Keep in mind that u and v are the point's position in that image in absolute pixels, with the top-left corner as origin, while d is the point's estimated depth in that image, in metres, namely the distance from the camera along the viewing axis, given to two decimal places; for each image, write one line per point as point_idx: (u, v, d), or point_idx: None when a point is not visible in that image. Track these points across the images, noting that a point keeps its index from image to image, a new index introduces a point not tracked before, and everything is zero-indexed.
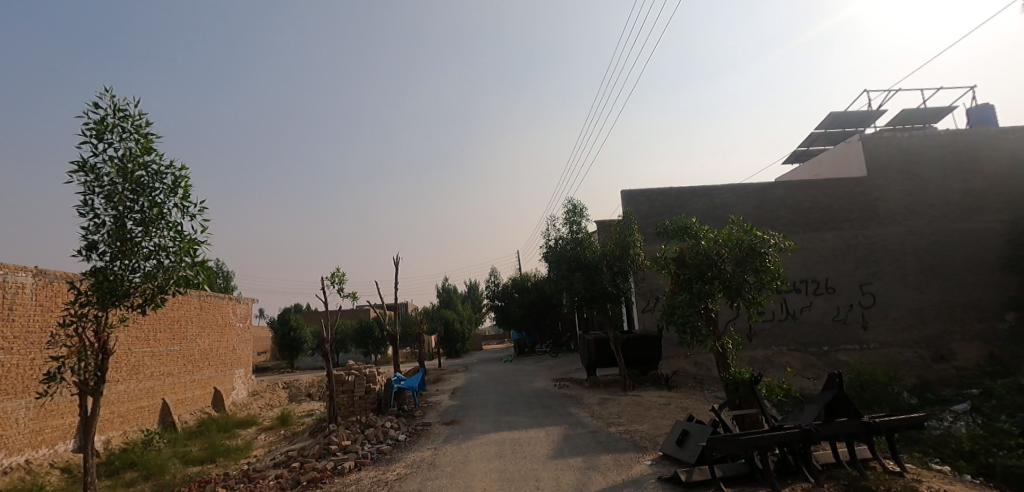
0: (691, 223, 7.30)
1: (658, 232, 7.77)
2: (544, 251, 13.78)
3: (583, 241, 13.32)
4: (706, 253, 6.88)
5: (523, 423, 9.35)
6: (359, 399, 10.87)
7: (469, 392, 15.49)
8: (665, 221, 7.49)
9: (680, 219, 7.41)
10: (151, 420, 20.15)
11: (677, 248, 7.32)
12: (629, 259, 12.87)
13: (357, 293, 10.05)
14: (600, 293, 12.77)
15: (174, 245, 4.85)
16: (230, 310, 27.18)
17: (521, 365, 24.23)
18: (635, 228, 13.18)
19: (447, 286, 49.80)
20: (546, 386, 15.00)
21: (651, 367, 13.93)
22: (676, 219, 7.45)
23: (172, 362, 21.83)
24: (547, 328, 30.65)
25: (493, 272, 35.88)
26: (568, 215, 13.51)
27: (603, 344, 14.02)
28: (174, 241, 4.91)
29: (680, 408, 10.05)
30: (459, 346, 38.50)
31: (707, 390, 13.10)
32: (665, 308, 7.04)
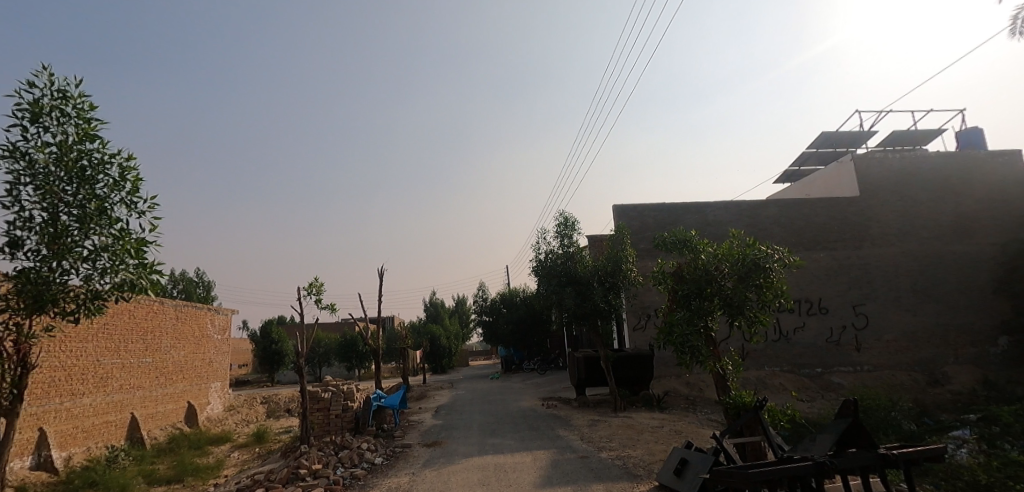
0: (691, 236, 6.88)
1: (655, 245, 7.36)
2: (534, 265, 13.33)
3: (574, 255, 12.90)
4: (706, 268, 6.47)
5: (508, 446, 8.82)
6: (335, 418, 10.26)
7: (453, 410, 14.89)
8: (662, 234, 7.08)
9: (679, 232, 7.00)
10: (118, 436, 19.25)
11: (676, 262, 6.89)
12: (621, 275, 12.48)
13: (336, 304, 9.49)
14: (591, 309, 12.35)
15: (113, 242, 4.41)
16: (208, 321, 26.34)
17: (507, 383, 23.63)
18: (627, 243, 12.83)
19: (434, 300, 49.08)
20: (534, 405, 14.46)
21: (642, 387, 13.47)
22: (674, 231, 7.04)
23: (143, 374, 20.99)
24: (535, 345, 30.10)
25: (481, 287, 35.33)
26: (559, 228, 13.10)
27: (593, 362, 13.53)
28: (114, 237, 4.46)
29: (673, 432, 9.59)
30: (445, 362, 37.73)
31: (699, 411, 12.67)
32: (662, 326, 6.58)
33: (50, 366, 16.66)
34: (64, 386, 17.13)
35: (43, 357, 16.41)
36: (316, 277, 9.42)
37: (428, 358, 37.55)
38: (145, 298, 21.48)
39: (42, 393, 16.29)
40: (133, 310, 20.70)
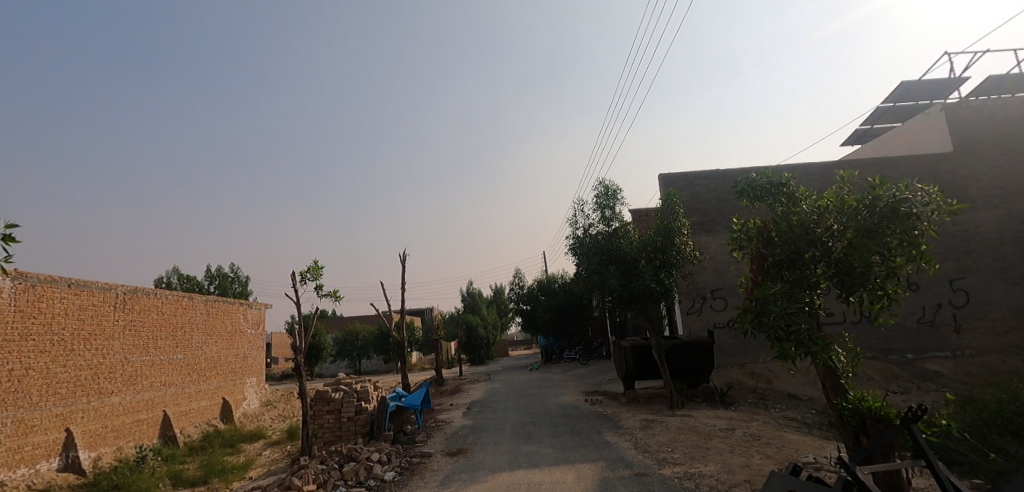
0: (785, 186, 5.18)
1: (736, 198, 5.69)
2: (572, 243, 11.60)
3: (618, 229, 11.09)
4: (803, 225, 4.77)
5: (546, 457, 7.24)
6: (347, 421, 8.97)
7: (487, 407, 13.46)
8: (747, 175, 5.47)
9: (770, 174, 5.38)
10: (150, 434, 18.76)
11: (765, 220, 5.18)
12: (673, 250, 10.71)
13: (339, 290, 8.18)
14: (640, 292, 10.61)
15: None
16: (241, 315, 25.84)
17: (548, 374, 22.13)
18: (680, 213, 11.02)
19: (471, 290, 47.96)
20: (576, 401, 12.89)
21: (701, 379, 11.68)
22: (761, 173, 5.43)
23: (174, 371, 20.50)
24: (575, 334, 28.47)
25: (518, 274, 33.93)
26: (599, 199, 11.35)
27: (643, 352, 11.76)
28: None
29: (748, 436, 7.82)
30: (484, 352, 36.60)
31: (772, 408, 10.82)
32: (748, 304, 4.86)
33: (75, 366, 16.03)
34: (91, 385, 16.57)
35: (67, 356, 15.78)
36: (315, 259, 8.06)
37: (465, 348, 36.52)
38: (172, 293, 20.86)
39: (69, 393, 15.73)
40: (161, 306, 20.12)
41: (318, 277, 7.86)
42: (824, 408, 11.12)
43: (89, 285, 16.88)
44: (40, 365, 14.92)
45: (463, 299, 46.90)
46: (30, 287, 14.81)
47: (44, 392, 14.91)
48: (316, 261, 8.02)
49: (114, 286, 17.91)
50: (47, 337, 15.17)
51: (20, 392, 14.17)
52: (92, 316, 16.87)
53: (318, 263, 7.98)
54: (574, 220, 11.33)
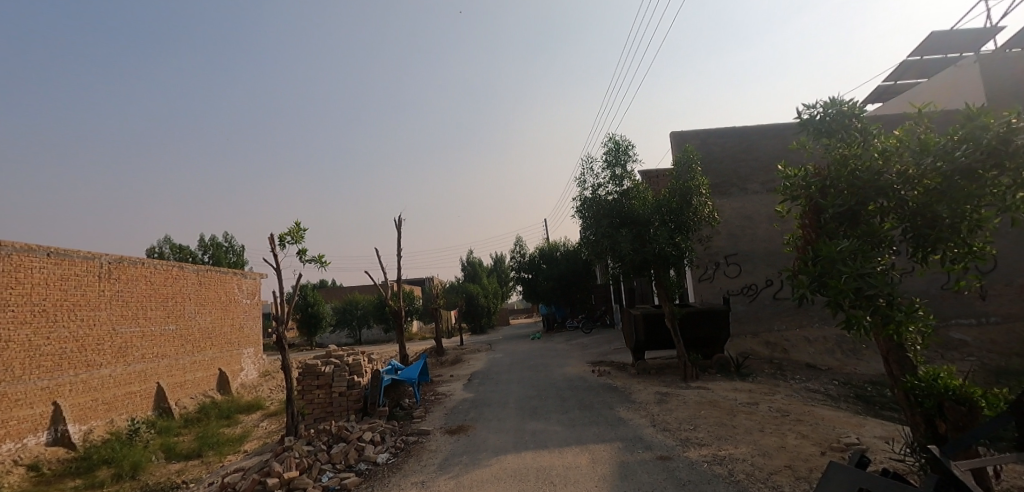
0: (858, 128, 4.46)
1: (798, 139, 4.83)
2: (579, 205, 10.73)
3: (630, 189, 10.24)
4: (870, 171, 4.04)
5: (555, 436, 6.60)
6: (338, 396, 8.32)
7: (489, 379, 12.89)
8: (804, 109, 4.71)
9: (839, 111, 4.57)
10: (143, 406, 18.24)
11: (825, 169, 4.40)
12: (689, 210, 9.92)
13: (324, 255, 7.41)
14: (653, 256, 9.81)
15: None
16: (235, 285, 25.16)
17: (551, 344, 21.59)
18: (697, 172, 10.17)
19: (471, 259, 47.32)
20: (583, 372, 12.30)
21: (716, 349, 11.04)
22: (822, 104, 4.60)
23: (167, 342, 19.91)
24: (578, 302, 27.95)
25: (519, 242, 33.24)
26: (609, 156, 10.45)
27: (655, 321, 11.06)
28: None
29: (775, 412, 7.18)
30: (485, 321, 36.16)
31: (792, 380, 10.21)
32: (807, 266, 4.05)
33: (59, 337, 15.33)
34: (78, 357, 15.91)
35: (50, 328, 15.07)
36: (297, 222, 7.30)
37: (466, 317, 36.09)
38: (161, 262, 20.10)
39: (53, 365, 15.05)
40: (149, 275, 19.38)
41: (297, 239, 7.08)
42: (846, 379, 10.51)
43: (70, 254, 16.00)
44: (21, 337, 14.18)
45: (463, 268, 46.28)
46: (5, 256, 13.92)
47: (26, 365, 14.26)
48: (299, 223, 7.25)
49: (97, 254, 17.08)
50: (26, 309, 14.42)
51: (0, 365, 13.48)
52: (75, 286, 16.11)
53: (300, 224, 7.20)
54: (581, 180, 10.46)
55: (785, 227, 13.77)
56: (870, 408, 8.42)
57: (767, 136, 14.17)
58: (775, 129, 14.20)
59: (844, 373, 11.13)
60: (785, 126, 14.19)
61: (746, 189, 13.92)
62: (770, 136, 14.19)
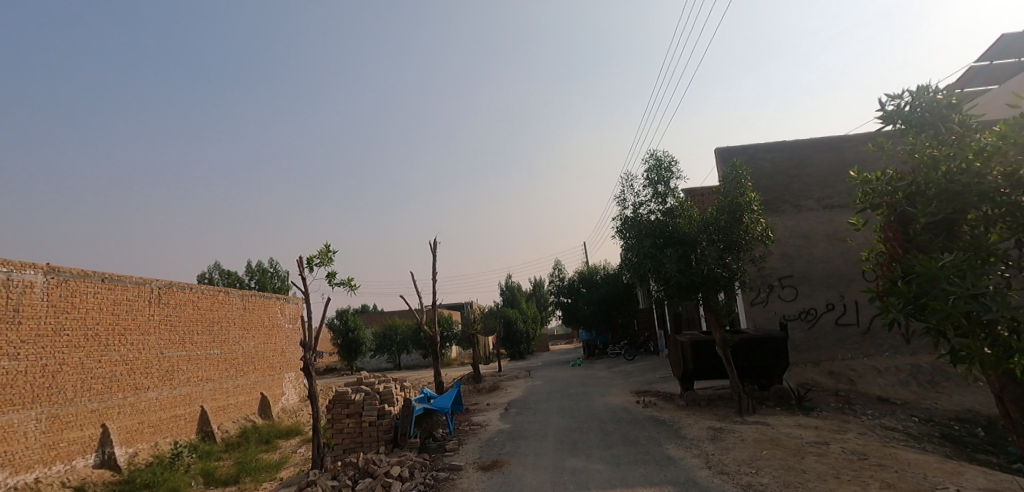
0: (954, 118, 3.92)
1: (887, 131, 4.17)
2: (619, 225, 10.17)
3: (674, 207, 9.63)
4: (970, 174, 3.53)
5: (599, 477, 6.00)
6: (368, 426, 7.96)
7: (528, 408, 12.31)
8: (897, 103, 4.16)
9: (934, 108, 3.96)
10: (188, 430, 18.38)
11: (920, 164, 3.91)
12: (739, 228, 9.20)
13: (354, 279, 7.13)
14: (701, 278, 9.11)
15: None
16: (278, 310, 25.52)
17: (592, 371, 20.78)
18: (748, 187, 9.48)
19: (510, 283, 46.96)
20: (627, 402, 11.59)
21: (773, 380, 10.17)
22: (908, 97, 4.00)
23: (211, 366, 20.20)
24: (620, 328, 27.07)
25: (558, 266, 32.72)
26: (651, 173, 9.89)
27: (705, 349, 10.30)
28: None
29: (849, 454, 6.37)
30: (524, 347, 35.54)
31: (862, 416, 9.25)
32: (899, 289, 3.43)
33: (110, 361, 15.61)
34: (127, 380, 16.17)
35: (102, 352, 15.36)
36: (327, 244, 7.07)
37: (505, 342, 35.55)
38: (208, 287, 20.56)
39: (103, 388, 15.27)
40: (197, 300, 19.81)
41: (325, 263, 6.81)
42: (926, 416, 9.44)
43: (122, 280, 16.44)
44: (74, 361, 14.44)
45: (502, 292, 45.93)
46: (62, 282, 14.34)
47: (78, 388, 14.41)
48: (329, 246, 7.00)
49: (148, 280, 17.54)
50: (80, 333, 14.72)
51: (54, 387, 13.70)
52: (126, 311, 16.47)
53: (328, 247, 6.92)
54: (621, 199, 9.93)
55: (845, 247, 12.81)
56: (960, 451, 7.44)
57: (822, 150, 13.33)
58: (831, 142, 13.34)
59: (922, 408, 10.03)
60: (842, 139, 13.33)
61: (801, 207, 13.06)
62: (826, 150, 13.33)
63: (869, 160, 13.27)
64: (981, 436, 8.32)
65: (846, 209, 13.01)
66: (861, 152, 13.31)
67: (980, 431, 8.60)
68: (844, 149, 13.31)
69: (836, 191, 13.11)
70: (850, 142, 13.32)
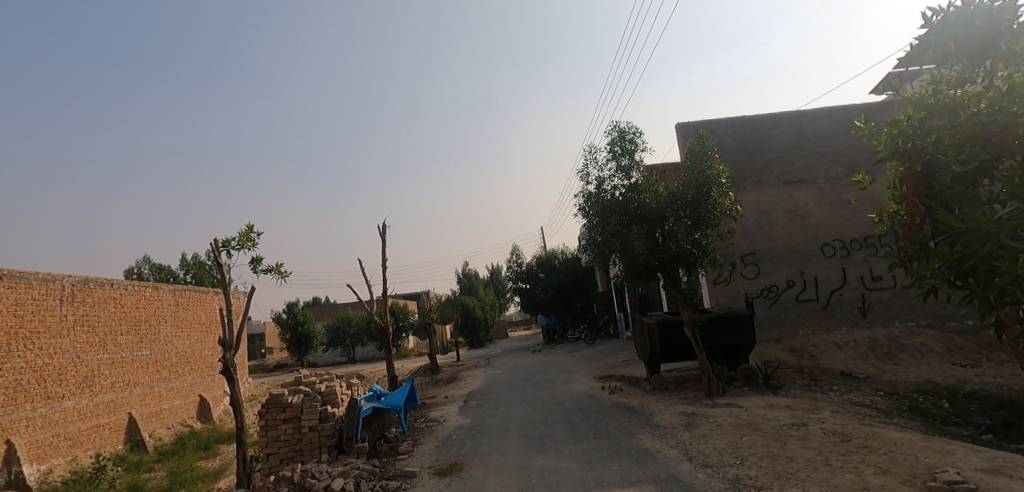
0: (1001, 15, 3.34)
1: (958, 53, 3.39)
2: (582, 202, 9.52)
3: (640, 182, 9.07)
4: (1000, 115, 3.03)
5: (572, 477, 5.36)
6: (308, 432, 7.05)
7: (488, 399, 11.61)
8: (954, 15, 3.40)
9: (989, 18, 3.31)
10: (114, 440, 16.71)
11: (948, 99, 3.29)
12: (707, 202, 8.76)
13: (284, 265, 6.16)
14: (670, 255, 8.59)
15: None
16: (216, 305, 23.72)
17: (553, 356, 20.32)
18: (716, 159, 9.02)
19: (467, 271, 46.14)
20: (592, 389, 11.07)
21: (740, 359, 9.86)
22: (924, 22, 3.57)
23: (139, 369, 18.46)
24: (579, 312, 26.81)
25: (516, 251, 32.21)
26: (614, 145, 9.27)
27: (671, 330, 9.87)
28: None
29: (831, 437, 5.97)
30: (482, 335, 34.89)
31: (830, 392, 9.03)
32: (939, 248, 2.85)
33: (14, 369, 13.84)
34: (36, 390, 14.43)
35: (3, 359, 13.59)
36: (250, 225, 5.99)
37: (462, 331, 34.80)
38: (133, 282, 18.76)
39: (6, 399, 13.49)
40: (119, 297, 18.00)
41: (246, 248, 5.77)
42: (891, 389, 9.32)
43: (26, 277, 14.57)
44: None
45: (459, 281, 45.08)
46: None
47: None
48: (253, 227, 5.94)
49: (58, 276, 15.68)
50: None
51: None
52: (32, 311, 14.66)
53: (252, 228, 5.83)
54: (583, 174, 9.29)
55: (804, 223, 12.70)
56: (932, 425, 7.22)
57: (780, 126, 13.12)
58: (789, 117, 13.16)
59: (885, 381, 9.94)
60: (799, 114, 13.17)
61: (761, 183, 12.83)
62: (785, 126, 13.14)
63: (826, 136, 13.18)
64: (947, 407, 8.21)
65: (804, 185, 12.89)
66: (818, 128, 13.20)
67: (944, 402, 8.50)
68: (802, 125, 13.17)
69: (794, 166, 12.97)
70: (808, 117, 13.18)
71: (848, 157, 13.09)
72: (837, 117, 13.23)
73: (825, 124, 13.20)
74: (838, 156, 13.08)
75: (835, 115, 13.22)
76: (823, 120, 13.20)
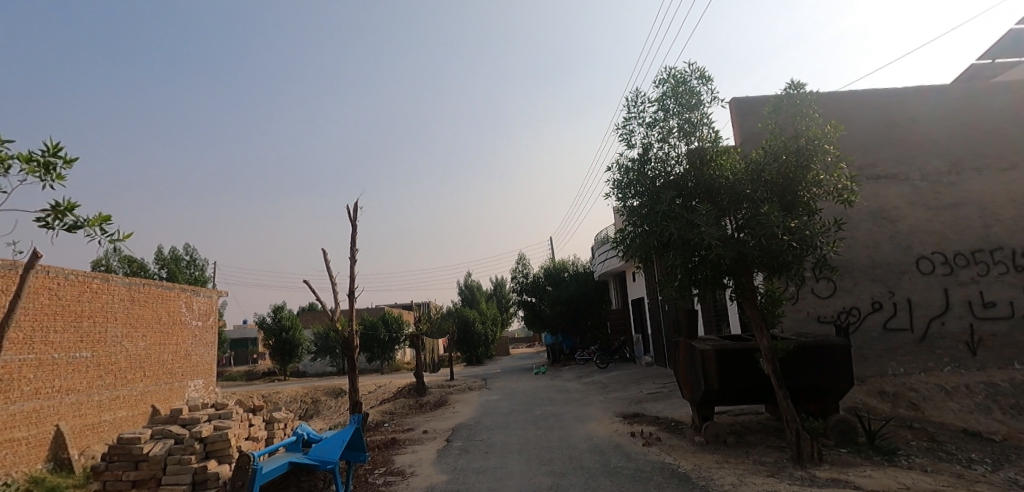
0: None
1: None
2: (620, 174, 6.77)
3: (705, 147, 6.35)
4: None
5: None
6: None
7: (478, 441, 8.75)
8: None
9: None
10: (33, 459, 13.77)
11: None
12: (805, 174, 5.97)
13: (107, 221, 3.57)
14: (749, 252, 5.76)
15: None
16: (183, 304, 20.89)
17: (560, 381, 17.45)
18: (816, 118, 6.27)
19: (469, 282, 43.41)
20: (617, 435, 8.20)
21: (830, 407, 7.01)
22: None
23: (75, 374, 15.56)
24: (588, 331, 24.01)
25: (522, 260, 29.51)
26: (670, 96, 6.57)
27: (735, 362, 7.01)
28: None
29: None
30: (480, 351, 32.06)
31: (974, 466, 6.17)
32: None
33: None
34: None
35: None
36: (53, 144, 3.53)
37: (459, 345, 31.94)
38: (78, 272, 15.96)
39: None
40: (56, 289, 15.20)
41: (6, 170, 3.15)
42: None
43: None
44: None
45: (460, 292, 42.35)
46: None
47: None
48: (59, 147, 3.52)
49: None
50: None
51: None
52: None
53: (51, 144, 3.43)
54: (623, 134, 6.56)
55: (894, 230, 9.91)
56: None
57: (864, 105, 10.37)
58: (872, 97, 10.45)
59: None
60: (887, 94, 10.45)
61: None
62: (869, 107, 10.39)
63: (922, 121, 10.40)
64: None
65: (895, 181, 10.10)
66: (911, 111, 10.43)
67: None
68: (891, 106, 10.42)
69: (881, 157, 10.21)
70: (897, 98, 10.46)
71: (948, 148, 10.32)
72: (933, 100, 10.50)
73: (920, 108, 10.44)
74: (937, 146, 10.31)
75: (931, 98, 10.49)
76: (917, 102, 10.46)
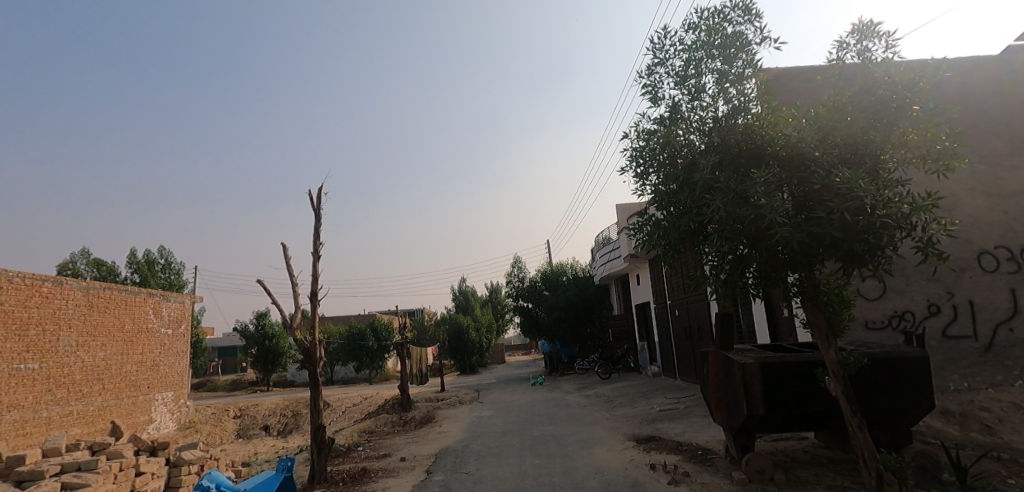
0: None
1: None
2: (644, 140, 5.31)
3: (752, 103, 4.94)
4: None
5: None
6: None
7: (463, 472, 7.25)
8: None
9: None
10: None
11: None
12: (886, 133, 4.50)
13: None
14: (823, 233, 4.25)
15: None
16: (150, 310, 19.26)
17: (558, 393, 15.93)
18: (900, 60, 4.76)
19: (464, 288, 41.88)
20: (635, 468, 6.70)
21: (901, 436, 5.60)
22: None
23: (18, 387, 13.90)
24: (588, 339, 22.54)
25: (518, 263, 28.04)
26: (705, 39, 5.10)
27: (786, 379, 5.53)
28: None
29: None
30: (474, 360, 30.51)
31: None
32: None
33: None
34: None
35: None
36: None
37: (452, 354, 30.35)
38: (25, 274, 14.36)
39: None
40: None
41: None
42: None
43: None
44: None
45: (455, 298, 40.79)
46: None
47: None
48: None
49: None
50: None
51: None
52: None
53: None
54: (646, 88, 5.08)
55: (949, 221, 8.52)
56: None
57: None
58: None
59: None
60: None
61: None
62: None
63: (974, 96, 9.03)
64: None
65: None
66: (964, 85, 9.08)
67: None
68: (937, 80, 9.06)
69: None
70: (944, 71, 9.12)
71: (1009, 127, 8.94)
72: (988, 74, 9.17)
73: (972, 81, 9.07)
74: (996, 125, 8.93)
75: (983, 71, 9.14)
76: (967, 76, 9.11)
